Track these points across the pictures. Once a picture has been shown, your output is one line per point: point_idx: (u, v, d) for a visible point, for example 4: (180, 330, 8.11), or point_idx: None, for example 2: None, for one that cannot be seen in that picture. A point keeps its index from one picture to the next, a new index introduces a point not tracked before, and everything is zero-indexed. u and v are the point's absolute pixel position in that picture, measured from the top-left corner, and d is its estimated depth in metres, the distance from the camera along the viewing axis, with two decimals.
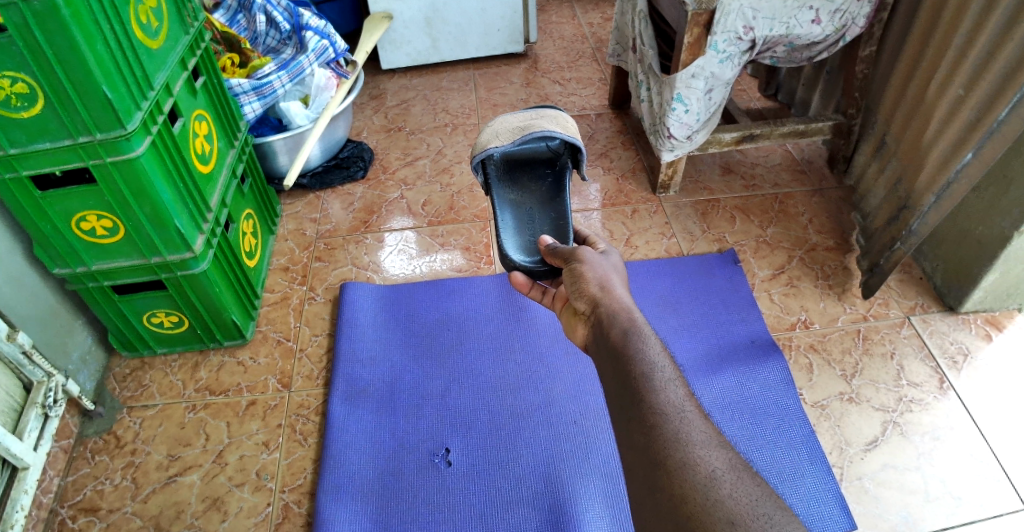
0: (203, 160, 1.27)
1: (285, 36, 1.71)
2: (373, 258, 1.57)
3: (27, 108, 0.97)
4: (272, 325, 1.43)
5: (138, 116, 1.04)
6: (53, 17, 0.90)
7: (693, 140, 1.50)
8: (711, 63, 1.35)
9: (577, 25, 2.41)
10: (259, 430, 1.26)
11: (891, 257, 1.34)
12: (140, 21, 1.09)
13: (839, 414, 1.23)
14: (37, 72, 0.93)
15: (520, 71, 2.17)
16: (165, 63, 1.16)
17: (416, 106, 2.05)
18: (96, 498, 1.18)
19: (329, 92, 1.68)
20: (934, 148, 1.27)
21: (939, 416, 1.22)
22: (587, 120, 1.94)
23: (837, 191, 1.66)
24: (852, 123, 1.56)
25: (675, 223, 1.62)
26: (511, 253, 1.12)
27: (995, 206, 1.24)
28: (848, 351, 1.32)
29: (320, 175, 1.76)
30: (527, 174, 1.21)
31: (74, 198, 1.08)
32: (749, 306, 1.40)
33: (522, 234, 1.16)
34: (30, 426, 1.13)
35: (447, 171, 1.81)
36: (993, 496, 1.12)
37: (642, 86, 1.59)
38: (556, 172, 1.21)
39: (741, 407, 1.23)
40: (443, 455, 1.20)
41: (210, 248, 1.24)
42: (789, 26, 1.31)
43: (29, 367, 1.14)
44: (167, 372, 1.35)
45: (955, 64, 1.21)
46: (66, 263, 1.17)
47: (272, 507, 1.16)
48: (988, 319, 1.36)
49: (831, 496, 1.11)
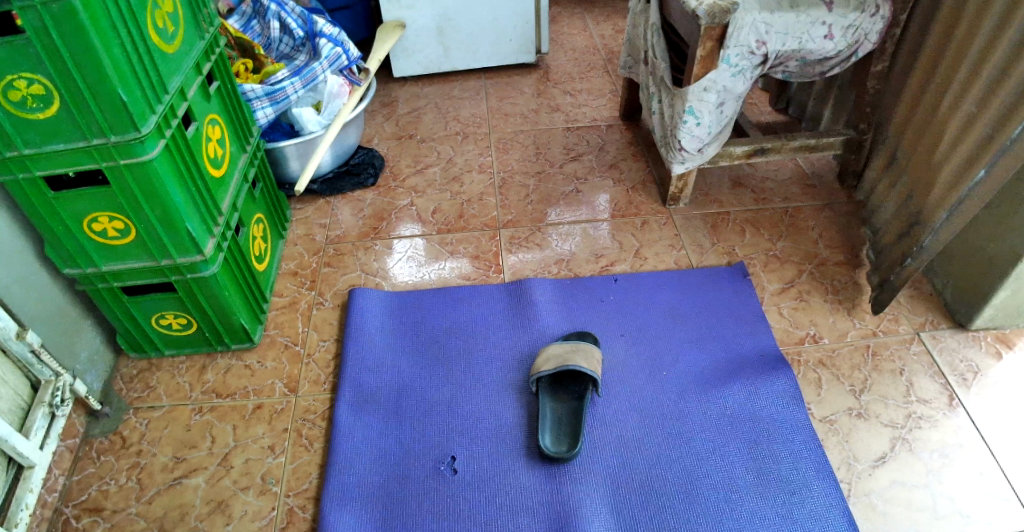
0: (216, 163, 1.28)
1: (299, 43, 1.72)
2: (382, 264, 1.58)
3: (42, 109, 0.98)
4: (281, 330, 1.43)
5: (152, 119, 1.05)
6: (70, 20, 0.91)
7: (704, 153, 1.50)
8: (722, 77, 1.35)
9: (588, 37, 2.42)
10: (265, 433, 1.26)
11: (902, 272, 1.33)
12: (156, 25, 1.10)
13: (847, 429, 1.22)
14: (53, 73, 0.94)
15: (531, 81, 2.19)
16: (180, 67, 1.17)
17: (427, 114, 2.06)
18: (101, 498, 1.18)
19: (341, 99, 1.69)
20: (946, 165, 1.27)
21: (948, 434, 1.21)
22: (597, 131, 1.95)
23: (847, 206, 1.66)
24: (863, 138, 1.57)
25: (684, 235, 1.61)
26: (552, 451, 1.17)
27: (1008, 223, 1.24)
28: (857, 367, 1.32)
29: (330, 180, 1.77)
30: (562, 386, 1.26)
31: (86, 199, 1.09)
32: (757, 319, 1.40)
33: (561, 436, 1.19)
34: (38, 425, 1.13)
35: (457, 179, 1.81)
36: (1002, 515, 1.10)
37: (653, 98, 1.59)
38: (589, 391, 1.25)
39: (749, 420, 1.23)
40: (449, 462, 1.20)
41: (220, 252, 1.25)
42: (801, 41, 1.32)
43: (37, 365, 1.15)
44: (174, 374, 1.36)
45: (968, 81, 1.21)
46: (76, 264, 1.18)
47: (276, 512, 1.15)
48: (999, 337, 1.35)
49: (839, 513, 1.10)
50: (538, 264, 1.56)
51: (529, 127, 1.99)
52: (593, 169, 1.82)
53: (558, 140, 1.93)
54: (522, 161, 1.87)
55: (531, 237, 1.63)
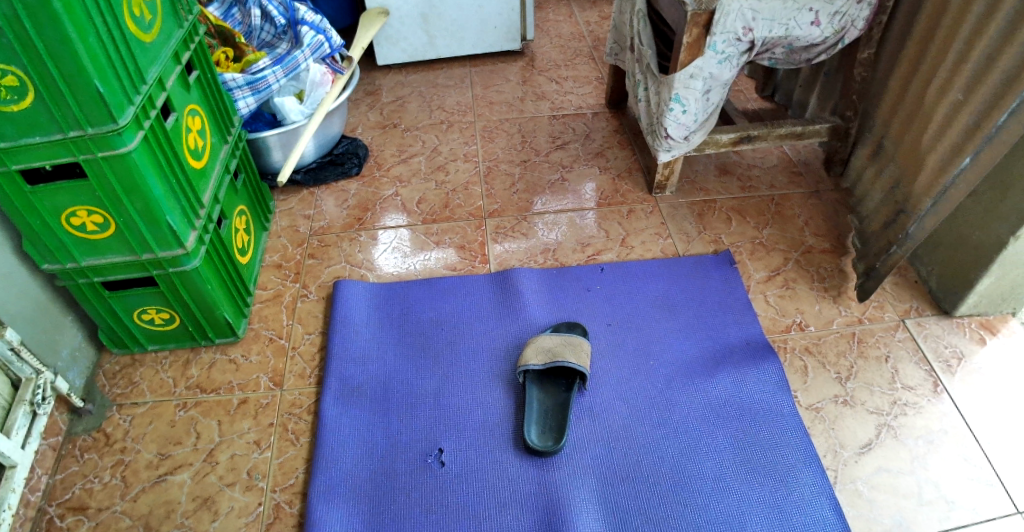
0: (196, 155, 1.26)
1: (280, 31, 1.68)
2: (367, 255, 1.56)
3: (17, 101, 0.95)
4: (265, 323, 1.42)
5: (130, 110, 1.03)
6: (45, 10, 0.88)
7: (691, 141, 1.50)
8: (708, 64, 1.34)
9: (573, 23, 2.40)
10: (251, 429, 1.25)
11: (887, 260, 1.33)
12: (133, 14, 1.07)
13: (833, 417, 1.23)
14: (28, 64, 0.92)
15: (516, 69, 2.16)
16: (158, 57, 1.15)
17: (411, 103, 2.04)
18: (85, 497, 1.16)
19: (324, 88, 1.65)
20: (932, 154, 1.27)
21: (933, 420, 1.22)
22: (584, 119, 1.94)
23: (833, 194, 1.66)
24: (850, 126, 1.56)
25: (671, 223, 1.61)
26: (538, 445, 1.17)
27: (992, 211, 1.24)
28: (843, 354, 1.32)
29: (314, 170, 1.75)
30: (550, 380, 1.26)
31: (63, 193, 1.06)
32: (744, 308, 1.40)
33: (546, 431, 1.19)
34: (19, 424, 1.11)
35: (442, 168, 1.80)
36: (986, 500, 1.12)
37: (639, 85, 1.58)
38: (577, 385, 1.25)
39: (736, 409, 1.23)
40: (437, 455, 1.19)
41: (202, 245, 1.23)
42: (789, 28, 1.31)
43: (17, 363, 1.13)
44: (158, 369, 1.34)
45: (954, 69, 1.21)
46: (55, 259, 1.16)
47: (264, 507, 1.15)
48: (982, 323, 1.36)
49: (825, 499, 1.11)
50: (524, 254, 1.55)
51: (515, 115, 1.97)
52: (579, 158, 1.81)
53: (544, 128, 1.92)
54: (508, 149, 1.85)
55: (517, 227, 1.62)
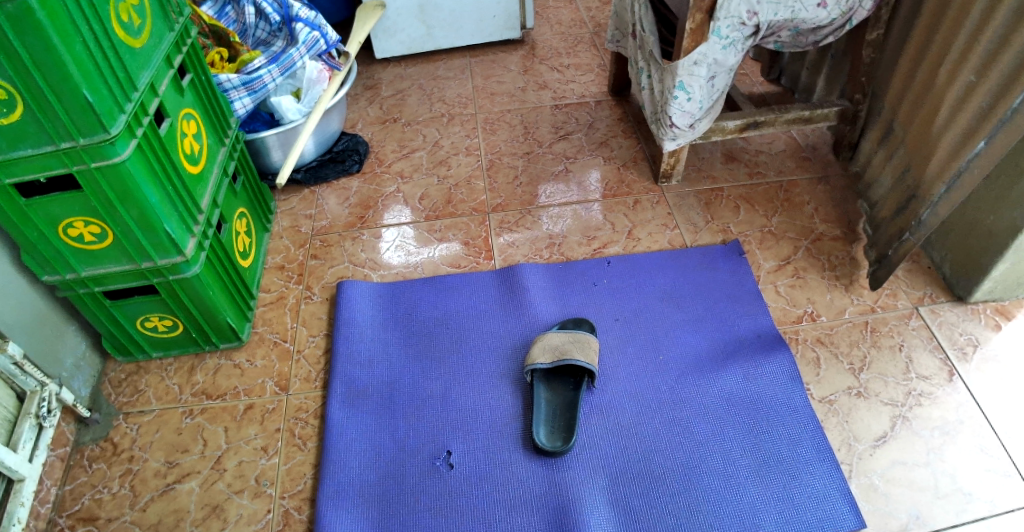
0: (193, 159, 1.24)
1: (275, 28, 1.66)
2: (370, 255, 1.54)
3: (6, 114, 0.93)
4: (269, 326, 1.41)
5: (121, 118, 1.01)
6: (27, 19, 0.86)
7: (696, 129, 1.46)
8: (713, 50, 1.30)
9: (574, 9, 2.35)
10: (257, 435, 1.24)
11: (900, 247, 1.30)
12: (121, 19, 1.05)
13: (846, 409, 1.21)
14: (14, 76, 0.90)
15: (517, 58, 2.13)
16: (149, 62, 1.12)
17: (411, 96, 2.01)
18: (94, 507, 1.16)
19: (321, 85, 1.63)
20: (943, 138, 1.23)
21: (949, 410, 1.20)
22: (587, 108, 1.90)
23: (842, 179, 1.63)
24: (858, 109, 1.52)
25: (677, 213, 1.58)
26: (547, 446, 1.15)
27: (1005, 198, 1.21)
28: (856, 344, 1.30)
29: (314, 169, 1.74)
30: (557, 378, 1.24)
31: (58, 204, 1.05)
32: (754, 299, 1.37)
33: (555, 431, 1.17)
34: (24, 437, 1.11)
35: (443, 163, 1.77)
36: (1003, 493, 1.10)
37: (642, 73, 1.54)
38: (585, 383, 1.24)
39: (747, 403, 1.21)
40: (445, 457, 1.18)
41: (201, 250, 1.21)
42: (795, 10, 1.27)
43: (21, 377, 1.13)
44: (163, 376, 1.33)
45: (965, 51, 1.17)
46: (55, 270, 1.14)
47: (272, 514, 1.14)
48: (998, 309, 1.33)
49: (839, 494, 1.10)
50: (529, 248, 1.53)
51: (516, 106, 1.94)
52: (583, 148, 1.78)
53: (546, 118, 1.89)
54: (510, 141, 1.82)
55: (522, 220, 1.59)
